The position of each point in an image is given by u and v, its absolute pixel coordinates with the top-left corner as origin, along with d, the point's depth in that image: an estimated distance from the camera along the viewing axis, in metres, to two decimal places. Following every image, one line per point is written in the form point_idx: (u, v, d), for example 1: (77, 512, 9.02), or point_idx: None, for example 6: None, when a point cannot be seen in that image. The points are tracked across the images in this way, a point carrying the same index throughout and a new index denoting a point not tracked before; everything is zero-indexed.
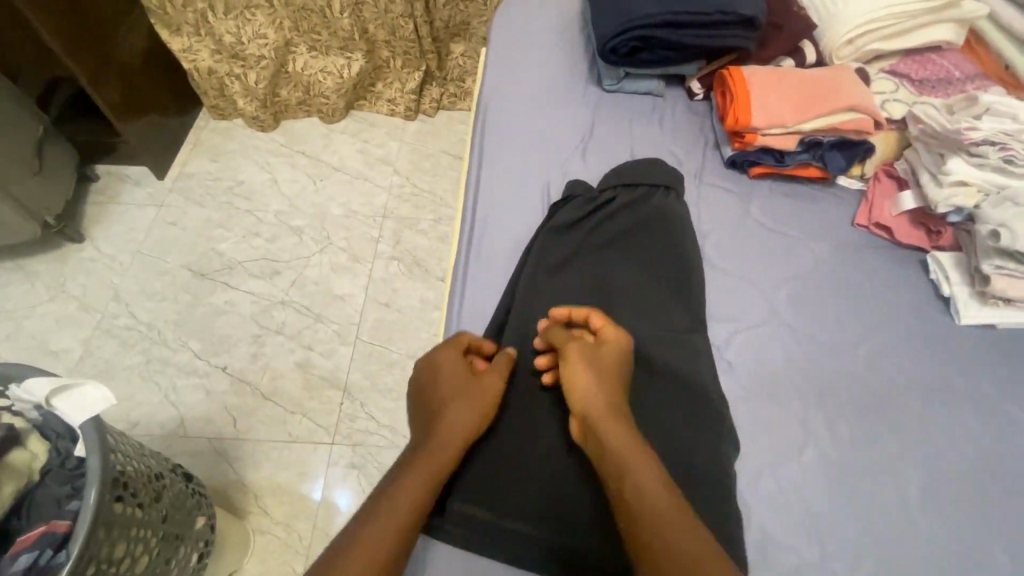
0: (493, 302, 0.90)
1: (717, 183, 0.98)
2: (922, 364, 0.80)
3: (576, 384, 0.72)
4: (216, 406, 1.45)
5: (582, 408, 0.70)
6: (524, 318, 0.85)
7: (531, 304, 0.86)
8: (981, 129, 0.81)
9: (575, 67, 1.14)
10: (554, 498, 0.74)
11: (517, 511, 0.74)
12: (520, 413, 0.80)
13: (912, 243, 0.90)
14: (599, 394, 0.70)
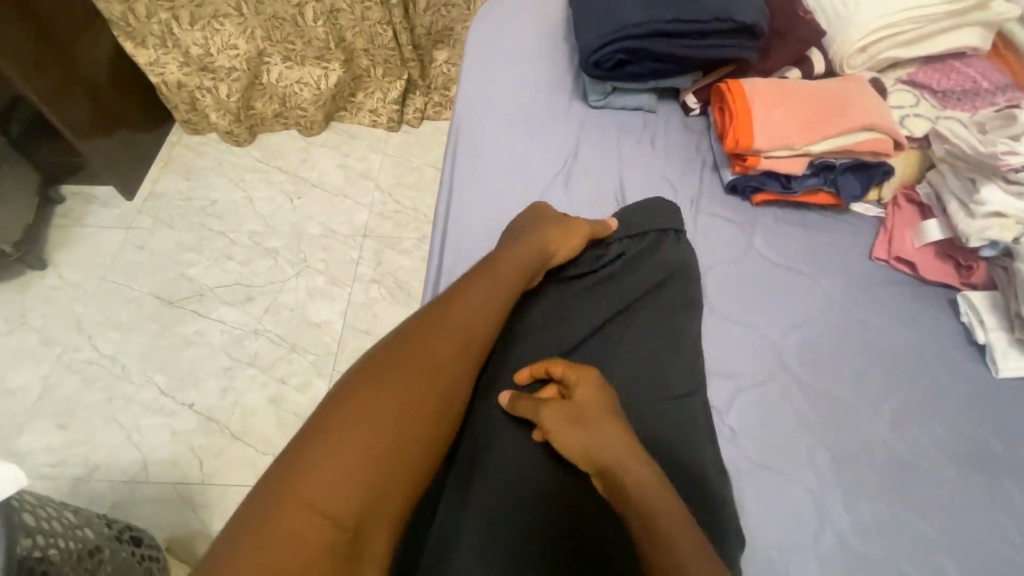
0: None
1: (716, 212, 0.87)
2: (956, 426, 0.69)
3: (573, 441, 0.64)
4: (182, 448, 1.35)
5: (587, 457, 0.63)
6: (495, 377, 0.75)
7: (505, 359, 0.76)
8: (1020, 153, 0.70)
9: (558, 81, 1.03)
10: None
11: None
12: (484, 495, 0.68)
13: (939, 279, 0.79)
14: (617, 448, 0.61)
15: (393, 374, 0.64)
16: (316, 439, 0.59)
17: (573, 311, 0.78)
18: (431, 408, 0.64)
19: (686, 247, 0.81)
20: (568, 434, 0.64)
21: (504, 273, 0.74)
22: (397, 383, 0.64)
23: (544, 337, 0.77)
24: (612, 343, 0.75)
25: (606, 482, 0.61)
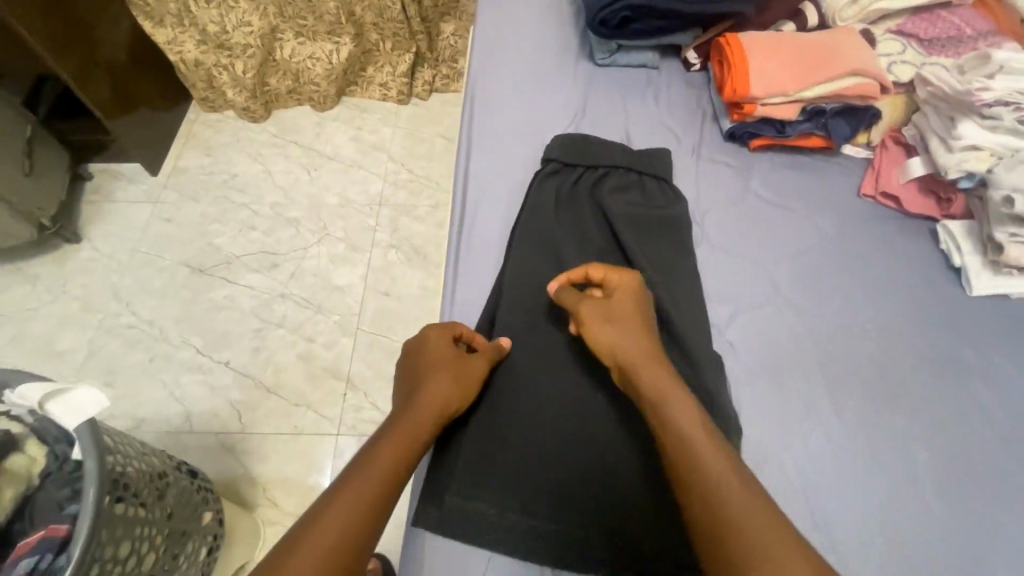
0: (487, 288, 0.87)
1: (716, 158, 0.94)
2: (932, 339, 0.77)
3: (602, 339, 0.71)
4: (221, 402, 1.45)
5: (613, 356, 0.70)
6: (516, 305, 0.83)
7: (521, 291, 0.84)
8: (993, 89, 0.77)
9: (566, 42, 1.10)
10: (546, 483, 0.72)
11: (507, 499, 0.71)
12: (505, 403, 0.77)
13: (922, 213, 0.86)
14: (637, 349, 0.69)
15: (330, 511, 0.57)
16: None
17: (579, 246, 0.86)
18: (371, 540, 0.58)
19: (670, 188, 0.89)
20: (598, 328, 0.71)
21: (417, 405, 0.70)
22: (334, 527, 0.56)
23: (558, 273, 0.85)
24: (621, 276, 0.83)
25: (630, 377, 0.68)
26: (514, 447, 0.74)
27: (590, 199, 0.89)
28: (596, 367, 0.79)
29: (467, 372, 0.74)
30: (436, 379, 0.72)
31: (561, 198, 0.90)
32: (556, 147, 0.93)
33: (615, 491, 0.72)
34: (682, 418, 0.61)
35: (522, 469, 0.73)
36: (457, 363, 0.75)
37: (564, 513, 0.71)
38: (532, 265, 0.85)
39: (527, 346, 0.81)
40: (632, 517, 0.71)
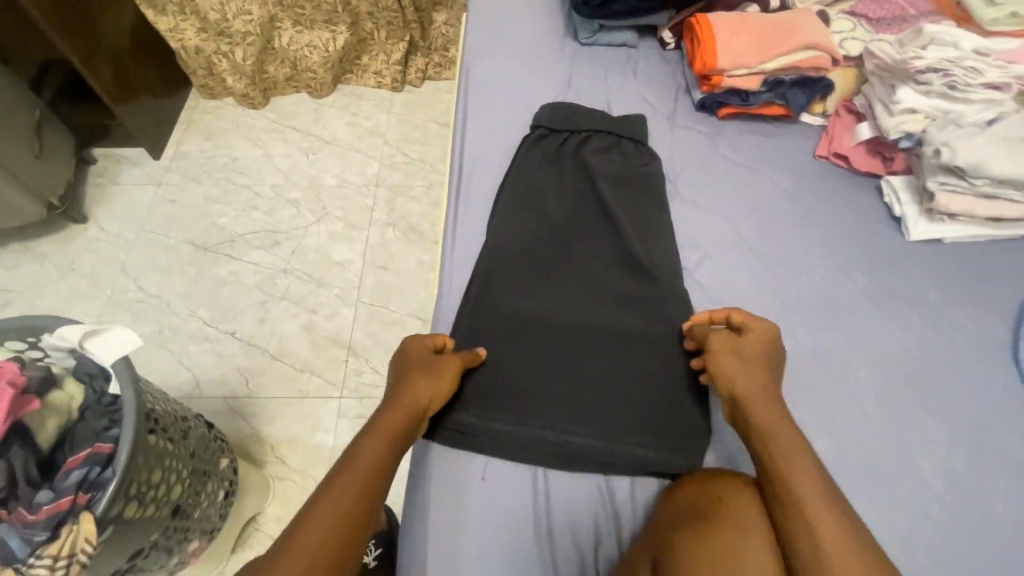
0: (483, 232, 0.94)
1: (688, 125, 1.04)
2: (876, 277, 0.87)
3: (728, 375, 0.73)
4: (229, 369, 1.53)
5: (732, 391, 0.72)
6: (511, 248, 0.92)
7: (515, 236, 0.93)
8: (924, 58, 0.87)
9: (553, 23, 1.19)
10: (537, 398, 0.81)
11: (502, 412, 0.80)
12: (501, 330, 0.86)
13: (870, 171, 0.97)
14: (759, 391, 0.71)
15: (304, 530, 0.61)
16: None
17: (565, 200, 0.97)
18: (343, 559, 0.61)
19: (646, 149, 1.00)
20: (725, 361, 0.74)
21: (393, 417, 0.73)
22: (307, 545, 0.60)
23: (547, 224, 0.94)
24: (602, 227, 0.94)
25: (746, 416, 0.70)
26: (509, 367, 0.83)
27: (574, 159, 1.00)
28: (581, 304, 0.88)
29: (442, 371, 0.78)
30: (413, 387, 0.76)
31: (548, 159, 1.00)
32: (544, 114, 1.03)
33: (598, 404, 0.81)
34: (804, 458, 0.64)
35: (515, 386, 0.82)
36: (432, 365, 0.78)
37: (554, 421, 0.79)
38: (523, 217, 0.95)
39: (520, 286, 0.90)
40: (615, 426, 0.79)
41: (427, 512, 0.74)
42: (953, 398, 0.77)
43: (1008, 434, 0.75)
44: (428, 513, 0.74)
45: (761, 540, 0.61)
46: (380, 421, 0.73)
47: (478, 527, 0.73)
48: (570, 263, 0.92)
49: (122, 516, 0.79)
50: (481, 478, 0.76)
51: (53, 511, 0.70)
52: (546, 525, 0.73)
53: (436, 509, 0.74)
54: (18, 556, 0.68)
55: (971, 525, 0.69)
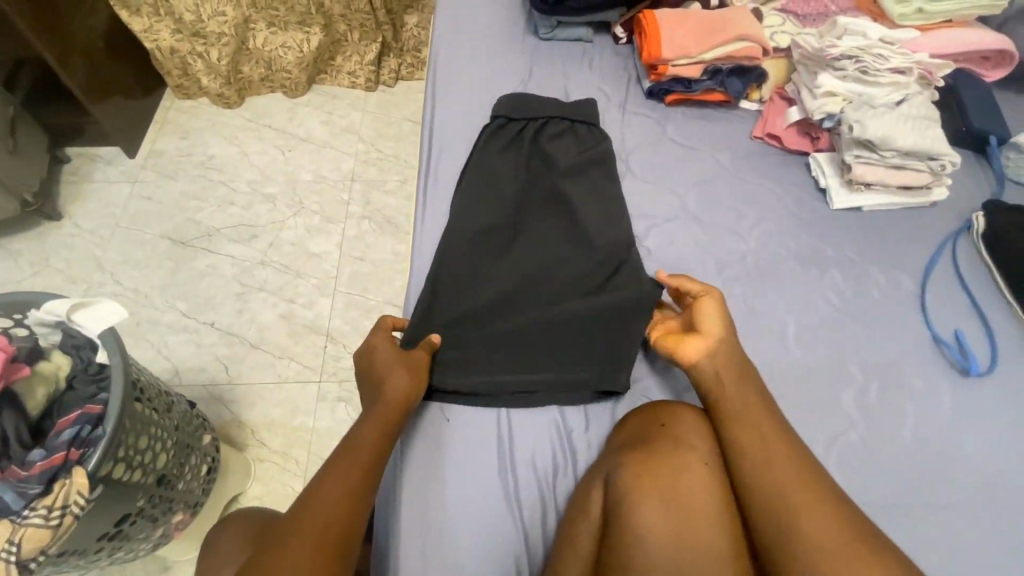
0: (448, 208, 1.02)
1: (639, 111, 1.14)
2: (804, 241, 0.98)
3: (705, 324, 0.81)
4: (208, 357, 1.57)
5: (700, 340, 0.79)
6: (473, 218, 1.00)
7: (477, 207, 1.01)
8: (839, 46, 0.99)
9: (514, 20, 1.28)
10: (501, 350, 0.89)
11: (469, 362, 0.87)
12: (469, 291, 0.94)
13: (799, 149, 1.07)
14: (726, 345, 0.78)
15: (300, 528, 0.66)
16: None
17: (526, 176, 1.05)
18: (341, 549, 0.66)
19: (598, 130, 1.09)
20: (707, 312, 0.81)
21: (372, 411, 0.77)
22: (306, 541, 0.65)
23: (508, 200, 1.02)
24: (559, 202, 1.03)
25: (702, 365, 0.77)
26: (477, 324, 0.91)
27: (533, 143, 1.08)
28: (539, 267, 0.96)
29: (414, 367, 0.82)
30: (388, 379, 0.80)
31: (509, 143, 1.08)
32: (504, 104, 1.11)
33: (556, 356, 0.89)
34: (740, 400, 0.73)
35: (481, 340, 0.90)
36: (403, 362, 0.82)
37: (516, 373, 0.87)
38: (486, 195, 1.02)
39: (484, 256, 0.97)
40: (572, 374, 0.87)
41: (403, 460, 0.81)
42: (866, 340, 0.88)
43: (913, 369, 0.86)
44: (405, 462, 0.81)
45: (699, 463, 0.68)
46: (362, 419, 0.77)
47: (451, 468, 0.80)
48: (530, 235, 1.00)
49: (111, 476, 0.83)
50: (447, 418, 0.84)
51: (47, 466, 0.74)
52: (510, 464, 0.81)
53: (414, 445, 0.82)
54: (12, 507, 0.72)
55: (880, 445, 0.80)
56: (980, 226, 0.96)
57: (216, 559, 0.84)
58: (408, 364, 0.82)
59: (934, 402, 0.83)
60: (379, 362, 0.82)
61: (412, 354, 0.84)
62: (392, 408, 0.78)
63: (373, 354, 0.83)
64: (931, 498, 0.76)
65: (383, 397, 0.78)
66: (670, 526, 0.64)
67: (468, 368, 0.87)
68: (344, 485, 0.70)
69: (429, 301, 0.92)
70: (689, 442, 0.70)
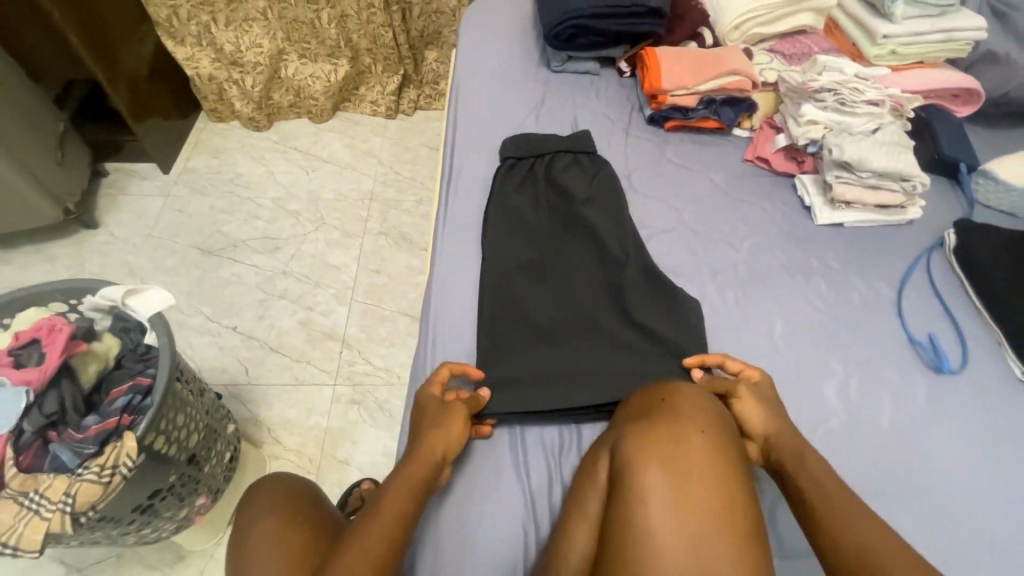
0: (468, 214, 1.14)
1: (641, 135, 1.26)
2: (791, 253, 1.07)
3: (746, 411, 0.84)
4: (229, 358, 1.65)
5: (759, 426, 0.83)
6: (492, 224, 1.11)
7: (494, 213, 1.12)
8: (820, 80, 1.11)
9: (529, 54, 1.42)
10: (519, 351, 0.98)
11: (490, 360, 0.96)
12: (492, 297, 1.03)
13: (787, 171, 1.18)
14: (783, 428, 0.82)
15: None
16: None
17: (538, 190, 1.16)
18: None
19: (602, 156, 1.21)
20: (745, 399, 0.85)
21: (416, 469, 0.79)
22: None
23: (522, 216, 1.13)
24: (567, 222, 1.12)
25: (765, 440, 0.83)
26: (499, 326, 1.00)
27: (546, 177, 1.18)
28: (549, 272, 1.07)
29: (453, 419, 0.85)
30: (429, 435, 0.82)
31: (522, 180, 1.17)
32: (510, 145, 1.21)
33: (569, 357, 0.96)
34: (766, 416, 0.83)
35: (502, 341, 0.98)
36: (443, 413, 0.85)
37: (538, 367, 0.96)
38: (501, 213, 1.12)
39: (503, 260, 1.07)
40: (588, 367, 0.95)
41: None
42: (847, 341, 0.96)
43: (890, 366, 0.94)
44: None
45: (696, 432, 0.75)
46: (398, 476, 0.78)
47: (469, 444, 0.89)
48: (541, 245, 1.10)
49: (153, 447, 0.91)
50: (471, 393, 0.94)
51: (102, 429, 0.83)
52: (520, 449, 0.89)
53: None
54: (69, 465, 0.81)
55: (859, 433, 0.87)
56: (952, 241, 1.05)
57: (248, 518, 0.87)
58: (449, 423, 0.84)
59: (908, 396, 0.91)
60: (428, 419, 0.85)
61: (457, 411, 0.86)
62: (429, 461, 0.80)
63: (423, 409, 0.87)
64: (906, 484, 0.83)
65: (420, 449, 0.81)
66: (670, 489, 0.70)
67: (489, 364, 0.96)
68: (376, 540, 0.70)
69: (456, 305, 1.03)
70: (686, 413, 0.77)
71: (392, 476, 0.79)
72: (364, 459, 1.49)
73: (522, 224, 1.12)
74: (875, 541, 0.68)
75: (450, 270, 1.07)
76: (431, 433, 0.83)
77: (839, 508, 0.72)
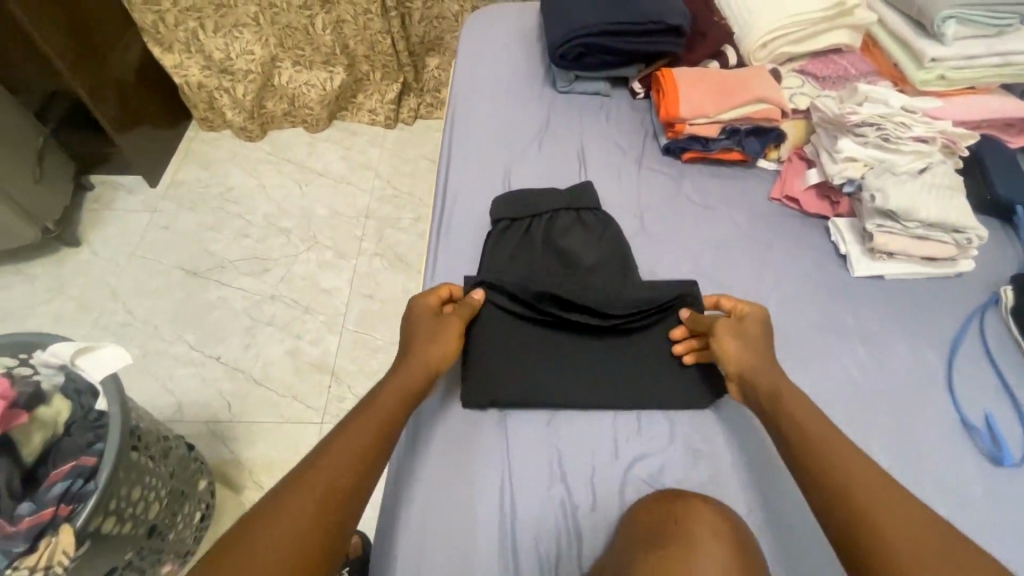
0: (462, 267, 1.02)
1: (654, 167, 1.14)
2: (824, 309, 0.95)
3: (729, 351, 0.86)
4: (211, 392, 1.55)
5: (740, 369, 0.84)
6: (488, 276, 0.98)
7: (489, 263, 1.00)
8: (861, 113, 0.97)
9: (533, 71, 1.30)
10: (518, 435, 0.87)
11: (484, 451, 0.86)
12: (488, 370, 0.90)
13: (818, 212, 1.05)
14: (761, 360, 0.85)
15: (331, 458, 0.73)
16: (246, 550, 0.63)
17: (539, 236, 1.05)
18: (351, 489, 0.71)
19: (612, 201, 1.09)
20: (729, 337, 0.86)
21: (408, 371, 0.85)
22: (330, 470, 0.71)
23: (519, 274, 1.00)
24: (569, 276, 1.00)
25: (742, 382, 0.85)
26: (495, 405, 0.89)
27: (547, 229, 1.06)
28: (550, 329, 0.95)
29: (444, 327, 0.89)
30: (421, 342, 0.88)
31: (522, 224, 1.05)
32: (501, 204, 1.06)
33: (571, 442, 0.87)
34: (754, 357, 0.84)
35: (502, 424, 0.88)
36: (436, 323, 0.90)
37: (526, 479, 0.84)
38: (491, 277, 0.99)
39: (495, 331, 0.94)
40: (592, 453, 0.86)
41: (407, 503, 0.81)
42: (889, 419, 0.84)
43: (939, 453, 0.81)
44: (399, 540, 0.78)
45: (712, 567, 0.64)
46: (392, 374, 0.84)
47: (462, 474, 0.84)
48: (537, 309, 0.97)
49: (101, 531, 0.82)
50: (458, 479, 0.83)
51: (35, 523, 0.74)
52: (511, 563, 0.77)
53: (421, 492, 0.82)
54: None
55: None
56: (1010, 301, 0.92)
57: None
58: (439, 329, 0.89)
59: (960, 491, 0.78)
60: (422, 324, 0.89)
61: (448, 321, 0.90)
62: (416, 373, 0.85)
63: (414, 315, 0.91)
64: None
65: (412, 354, 0.86)
66: None
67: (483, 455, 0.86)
68: (372, 419, 0.78)
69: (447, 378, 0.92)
70: (701, 542, 0.67)
71: (385, 377, 0.85)
72: None
73: (519, 286, 0.98)
74: (858, 477, 0.70)
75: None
76: (424, 339, 0.88)
77: (829, 451, 0.73)
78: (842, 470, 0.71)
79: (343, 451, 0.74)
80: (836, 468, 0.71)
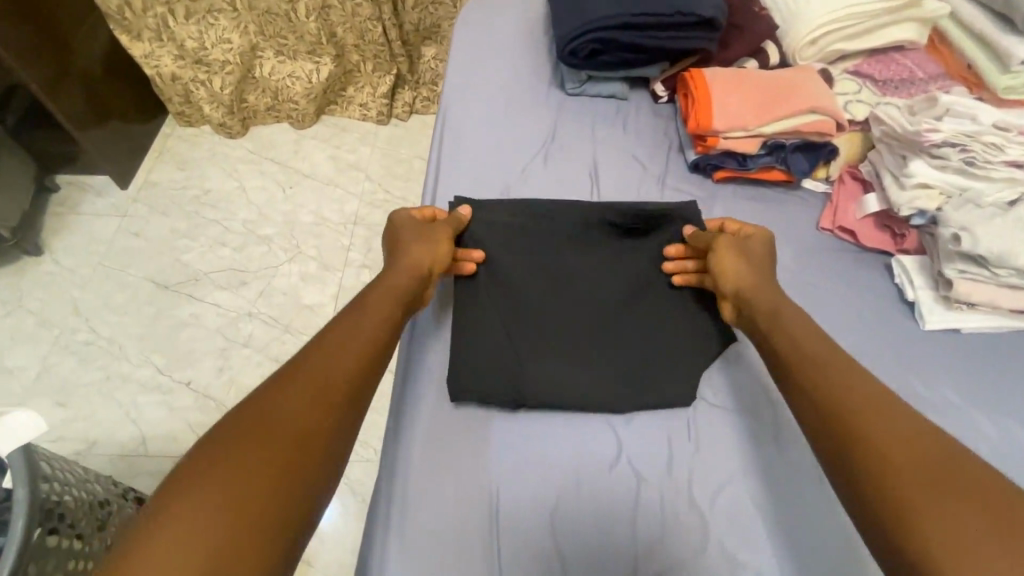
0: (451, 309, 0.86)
1: (680, 187, 0.96)
2: (887, 371, 0.79)
3: (727, 268, 0.79)
4: (179, 423, 1.41)
5: (737, 287, 0.78)
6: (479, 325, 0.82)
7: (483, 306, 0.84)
8: (941, 130, 0.80)
9: (539, 69, 1.12)
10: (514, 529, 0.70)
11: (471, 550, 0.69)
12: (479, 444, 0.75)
13: (877, 246, 0.89)
14: (761, 281, 0.78)
15: (339, 343, 0.66)
16: (251, 417, 0.55)
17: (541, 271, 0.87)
18: (362, 376, 0.64)
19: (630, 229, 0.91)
20: (729, 255, 0.79)
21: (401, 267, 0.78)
22: (339, 353, 0.65)
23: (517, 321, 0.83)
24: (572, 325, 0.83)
25: (739, 303, 0.78)
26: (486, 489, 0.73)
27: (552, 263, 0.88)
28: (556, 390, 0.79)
29: (434, 231, 0.84)
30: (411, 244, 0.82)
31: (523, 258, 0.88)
32: (499, 230, 0.89)
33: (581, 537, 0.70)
34: (754, 276, 0.77)
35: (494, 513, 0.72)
36: (424, 228, 0.84)
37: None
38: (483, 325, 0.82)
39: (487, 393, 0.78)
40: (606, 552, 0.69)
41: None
42: None
43: None
44: None
45: None
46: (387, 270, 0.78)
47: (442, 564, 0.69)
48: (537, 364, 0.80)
49: None
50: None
51: None
52: None
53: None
54: None
55: None
56: None
57: None
58: (429, 232, 0.84)
59: None
60: (411, 229, 0.84)
61: (437, 228, 0.85)
62: (409, 269, 0.79)
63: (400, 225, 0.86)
64: None
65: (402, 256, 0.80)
66: None
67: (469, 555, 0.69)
68: (376, 312, 0.72)
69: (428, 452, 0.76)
70: None
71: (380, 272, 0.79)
72: (330, 558, 1.21)
73: (515, 336, 0.82)
74: (851, 393, 0.60)
75: (413, 409, 0.80)
76: (415, 240, 0.82)
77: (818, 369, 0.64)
78: (834, 390, 0.61)
79: (353, 336, 0.67)
80: (825, 387, 0.62)
